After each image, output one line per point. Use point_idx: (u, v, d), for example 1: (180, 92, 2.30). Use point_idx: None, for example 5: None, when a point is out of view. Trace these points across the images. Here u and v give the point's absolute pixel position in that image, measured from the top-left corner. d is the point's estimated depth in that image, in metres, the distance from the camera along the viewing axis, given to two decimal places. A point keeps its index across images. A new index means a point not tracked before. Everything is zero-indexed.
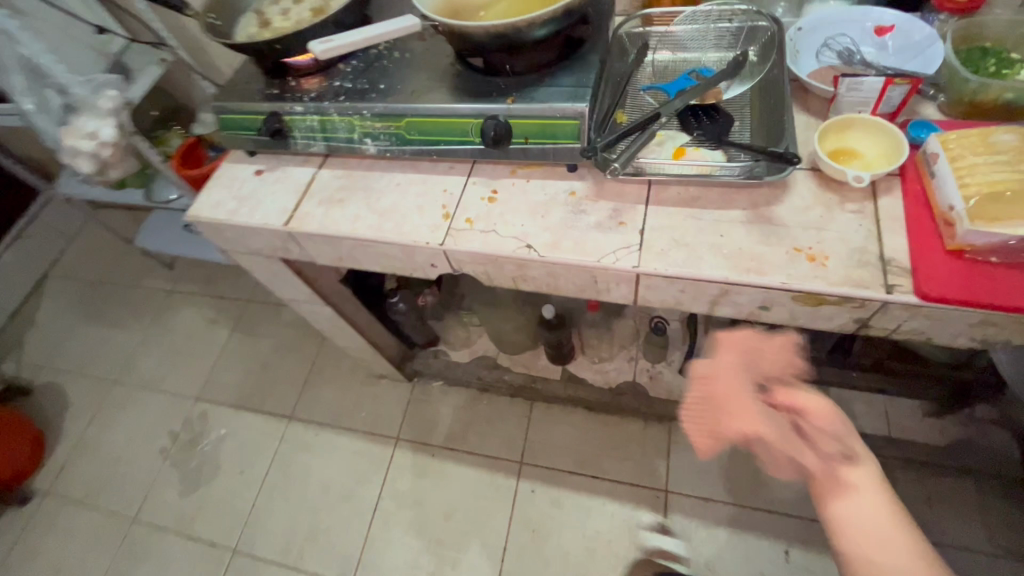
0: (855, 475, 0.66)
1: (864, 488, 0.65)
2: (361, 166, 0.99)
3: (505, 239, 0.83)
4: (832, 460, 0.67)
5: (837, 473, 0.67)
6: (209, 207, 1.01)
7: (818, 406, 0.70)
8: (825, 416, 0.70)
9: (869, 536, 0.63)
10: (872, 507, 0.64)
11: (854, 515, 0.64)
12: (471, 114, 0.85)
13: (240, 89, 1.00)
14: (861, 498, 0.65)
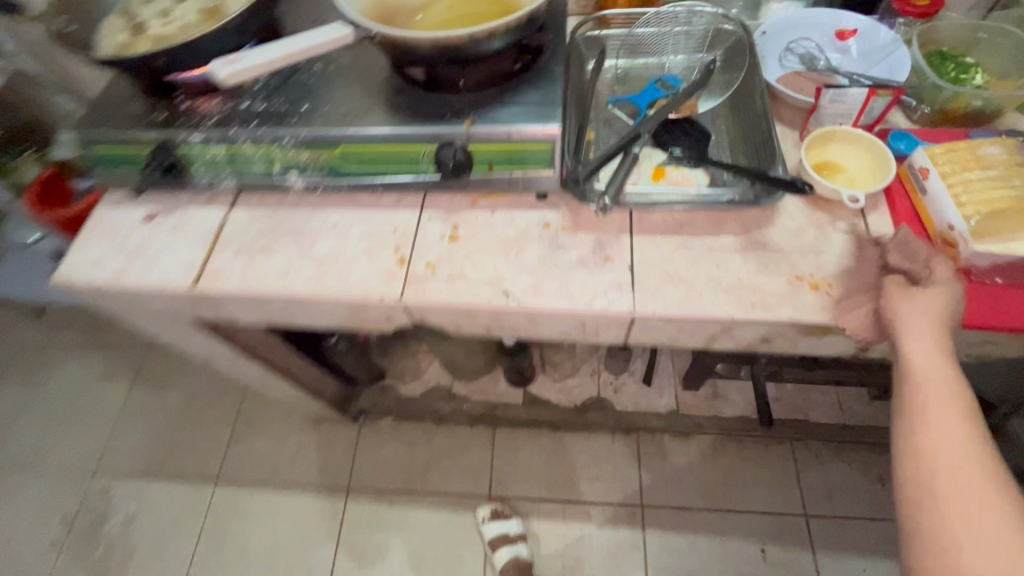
0: (946, 396, 0.55)
1: (955, 411, 0.54)
2: (286, 203, 0.82)
3: (477, 286, 0.72)
4: (931, 375, 0.56)
5: (930, 391, 0.55)
6: (88, 267, 0.80)
7: (934, 314, 0.58)
8: (936, 329, 0.57)
9: (945, 458, 0.52)
10: (959, 430, 0.53)
11: (931, 432, 0.54)
12: (421, 139, 0.72)
13: (114, 114, 0.79)
14: (951, 418, 0.54)
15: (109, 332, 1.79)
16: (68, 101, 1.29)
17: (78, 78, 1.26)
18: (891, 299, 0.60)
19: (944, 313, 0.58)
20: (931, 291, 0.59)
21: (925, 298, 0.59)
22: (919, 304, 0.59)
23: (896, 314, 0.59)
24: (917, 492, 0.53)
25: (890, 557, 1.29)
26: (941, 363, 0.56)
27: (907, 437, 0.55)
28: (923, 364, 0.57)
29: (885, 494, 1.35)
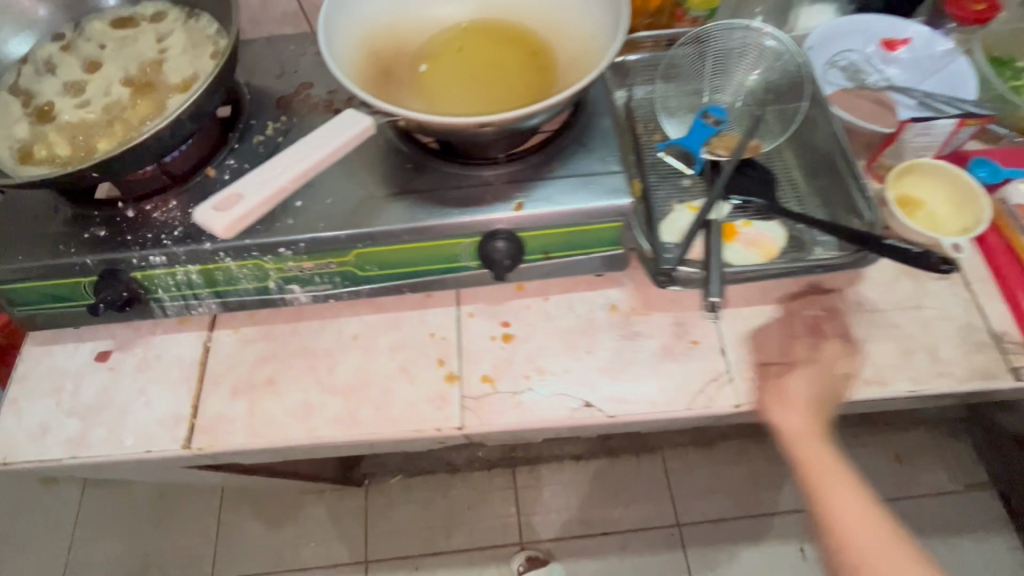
0: (855, 506, 0.50)
1: (871, 517, 0.49)
2: (287, 317, 0.66)
3: (551, 400, 0.60)
4: (827, 483, 0.51)
5: (834, 502, 0.51)
6: (32, 437, 0.61)
7: (809, 403, 0.55)
8: (809, 423, 0.54)
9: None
10: (886, 542, 0.48)
11: (860, 555, 0.48)
12: (460, 233, 0.58)
13: (34, 237, 0.59)
14: (873, 531, 0.49)
15: None
16: None
17: None
18: (776, 390, 0.56)
19: (818, 395, 0.55)
20: (802, 381, 0.55)
21: (794, 390, 0.55)
22: (788, 399, 0.55)
23: (794, 405, 0.55)
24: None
25: (920, 533, 1.31)
26: (833, 464, 0.52)
27: (839, 566, 0.49)
28: (815, 469, 0.52)
29: (902, 472, 1.37)
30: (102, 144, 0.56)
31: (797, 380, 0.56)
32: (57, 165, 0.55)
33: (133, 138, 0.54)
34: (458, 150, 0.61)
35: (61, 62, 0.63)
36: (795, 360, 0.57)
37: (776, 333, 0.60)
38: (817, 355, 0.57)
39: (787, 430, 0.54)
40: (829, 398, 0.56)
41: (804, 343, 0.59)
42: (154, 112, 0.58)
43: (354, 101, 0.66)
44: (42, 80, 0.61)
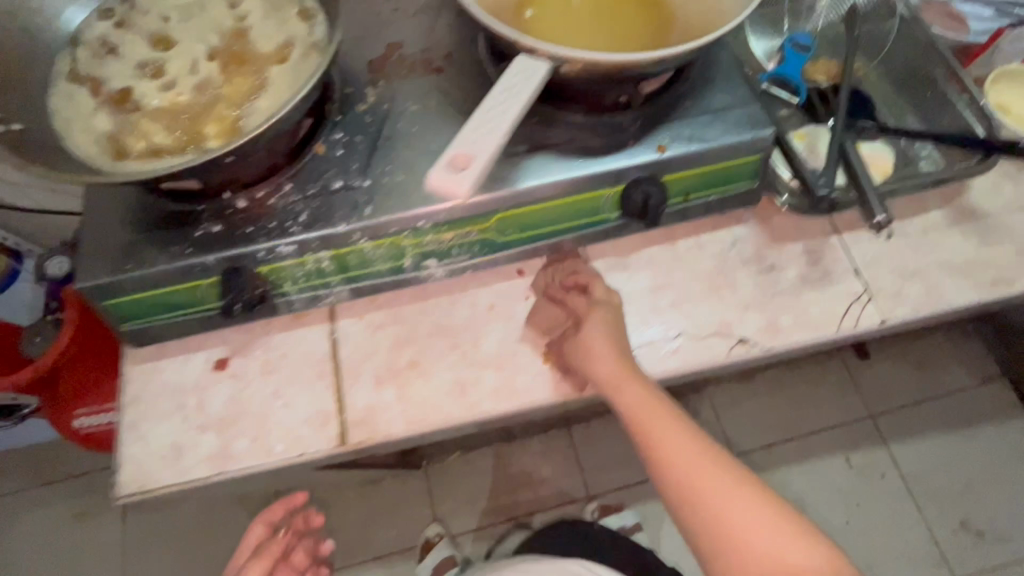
0: (679, 439, 0.53)
1: (690, 448, 0.53)
2: (413, 297, 0.62)
3: (705, 341, 0.60)
4: (649, 422, 0.54)
5: (661, 439, 0.53)
6: (167, 460, 0.56)
7: (606, 351, 0.55)
8: (614, 365, 0.55)
9: (712, 497, 0.51)
10: (706, 466, 0.52)
11: (690, 479, 0.51)
12: (604, 184, 0.55)
13: (139, 242, 0.53)
14: (692, 455, 0.52)
15: (57, 465, 1.37)
16: None
17: None
18: (577, 345, 0.56)
19: (613, 339, 0.56)
20: (592, 331, 0.56)
21: (593, 340, 0.55)
22: (591, 351, 0.55)
23: (594, 357, 0.55)
24: (710, 548, 0.50)
25: (950, 428, 1.41)
26: (652, 403, 0.54)
27: (671, 495, 0.53)
28: (637, 413, 0.54)
29: (928, 375, 1.45)
30: (209, 128, 0.50)
31: (588, 328, 0.56)
32: (162, 156, 0.49)
33: (257, 122, 0.49)
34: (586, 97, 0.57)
35: (120, 40, 0.55)
36: (587, 309, 0.58)
37: (571, 280, 0.60)
38: (606, 299, 0.58)
39: (603, 380, 0.55)
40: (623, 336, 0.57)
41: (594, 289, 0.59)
42: (256, 86, 0.51)
43: (454, 56, 0.61)
44: (105, 63, 0.54)
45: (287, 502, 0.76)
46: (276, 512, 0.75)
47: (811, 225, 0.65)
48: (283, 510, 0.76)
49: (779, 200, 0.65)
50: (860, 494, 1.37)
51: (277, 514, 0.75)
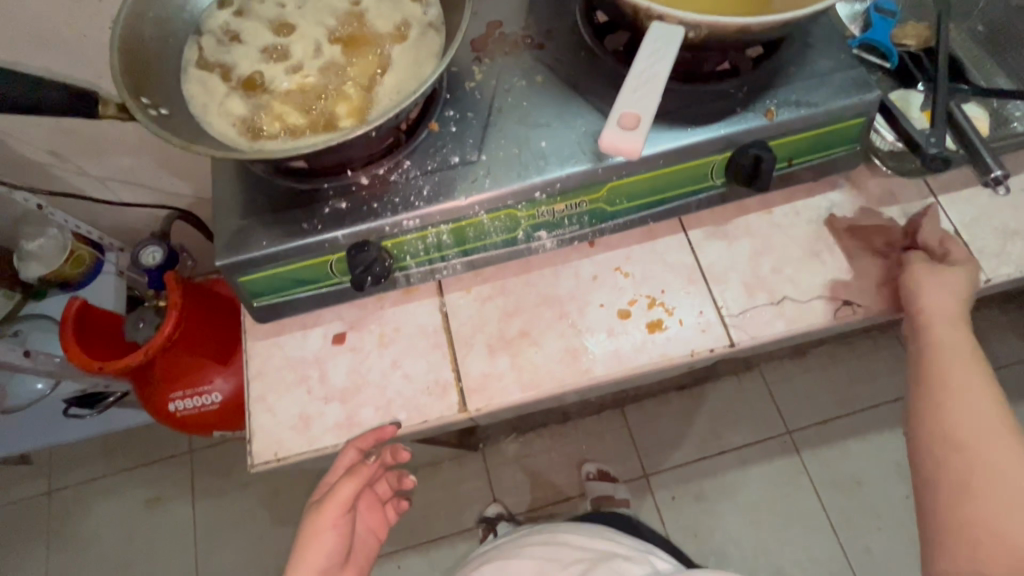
0: (980, 397, 0.49)
1: (986, 410, 0.49)
2: (517, 269, 0.64)
3: (812, 304, 0.61)
4: (950, 368, 0.51)
5: (959, 387, 0.50)
6: (295, 429, 0.59)
7: (943, 296, 0.55)
8: (950, 315, 0.54)
9: (979, 456, 0.47)
10: (992, 432, 0.48)
11: (961, 431, 0.49)
12: (711, 151, 0.56)
13: (269, 220, 0.55)
14: (985, 415, 0.49)
15: (130, 451, 1.42)
16: (27, 196, 0.93)
17: (40, 168, 0.90)
18: (913, 276, 0.57)
19: (954, 296, 0.55)
20: (940, 276, 0.56)
21: (932, 289, 0.55)
22: (922, 289, 0.55)
23: (928, 294, 0.55)
24: (944, 502, 0.48)
25: None
26: (965, 355, 0.52)
27: (928, 437, 0.50)
28: (943, 355, 0.52)
29: None
30: (341, 108, 0.52)
31: (934, 272, 0.56)
32: (299, 135, 0.51)
33: (390, 101, 0.51)
34: (689, 67, 0.58)
35: (242, 28, 0.57)
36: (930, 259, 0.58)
37: (928, 245, 0.60)
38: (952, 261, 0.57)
39: (921, 314, 0.55)
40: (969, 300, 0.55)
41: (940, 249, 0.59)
42: (379, 65, 0.54)
43: (553, 33, 0.62)
44: (230, 51, 0.56)
45: (380, 429, 0.57)
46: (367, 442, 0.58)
47: (907, 188, 0.65)
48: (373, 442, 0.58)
49: (878, 161, 0.66)
50: None
51: (369, 441, 0.56)
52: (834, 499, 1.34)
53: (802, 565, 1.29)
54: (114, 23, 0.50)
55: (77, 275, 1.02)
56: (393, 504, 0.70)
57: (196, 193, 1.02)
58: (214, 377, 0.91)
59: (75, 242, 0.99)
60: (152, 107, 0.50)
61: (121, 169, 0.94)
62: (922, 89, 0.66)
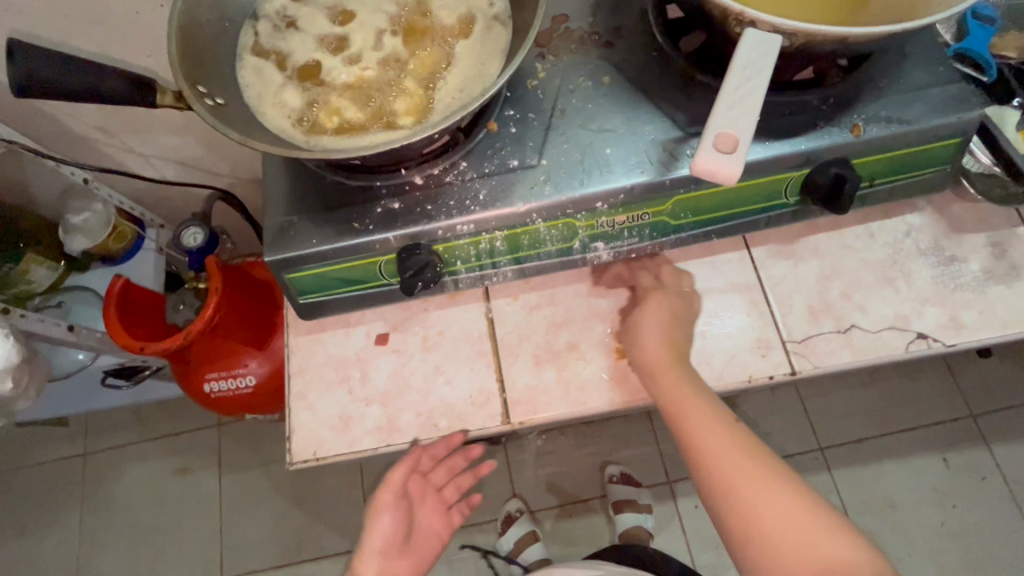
0: (713, 428, 0.51)
1: (724, 437, 0.50)
2: (569, 278, 0.61)
3: (882, 335, 0.57)
4: (684, 407, 0.52)
5: (697, 429, 0.51)
6: (335, 430, 0.58)
7: (656, 333, 0.54)
8: (661, 347, 0.54)
9: (747, 494, 0.48)
10: (739, 458, 0.50)
11: (725, 470, 0.49)
12: (791, 167, 0.53)
13: (320, 217, 0.54)
14: (726, 444, 0.50)
15: (163, 420, 1.46)
16: (75, 170, 0.94)
17: (86, 142, 0.90)
18: (633, 326, 0.56)
19: (667, 324, 0.55)
20: (650, 311, 0.56)
21: (648, 324, 0.55)
22: (643, 336, 0.55)
23: (645, 338, 0.55)
24: (747, 551, 0.48)
25: None
26: (690, 392, 0.52)
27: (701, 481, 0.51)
28: (671, 397, 0.52)
29: None
30: (400, 105, 0.50)
31: (643, 310, 0.56)
32: (355, 131, 0.49)
33: (452, 102, 0.49)
34: (772, 75, 0.54)
35: (300, 15, 0.55)
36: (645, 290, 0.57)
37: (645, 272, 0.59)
38: (665, 284, 0.58)
39: (646, 365, 0.54)
40: (680, 321, 0.56)
41: (652, 272, 0.59)
42: (441, 60, 0.51)
43: (621, 30, 0.58)
44: (287, 38, 0.54)
45: (450, 437, 0.57)
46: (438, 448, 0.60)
47: (994, 217, 0.60)
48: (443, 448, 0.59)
49: (968, 185, 0.61)
50: (958, 497, 1.25)
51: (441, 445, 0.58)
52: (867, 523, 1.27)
53: None
54: (172, 6, 0.48)
55: (123, 243, 1.02)
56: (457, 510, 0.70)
57: (236, 174, 1.01)
58: (249, 361, 0.92)
59: (118, 216, 0.99)
60: (208, 96, 0.48)
61: (165, 147, 0.93)
62: (1019, 107, 0.60)
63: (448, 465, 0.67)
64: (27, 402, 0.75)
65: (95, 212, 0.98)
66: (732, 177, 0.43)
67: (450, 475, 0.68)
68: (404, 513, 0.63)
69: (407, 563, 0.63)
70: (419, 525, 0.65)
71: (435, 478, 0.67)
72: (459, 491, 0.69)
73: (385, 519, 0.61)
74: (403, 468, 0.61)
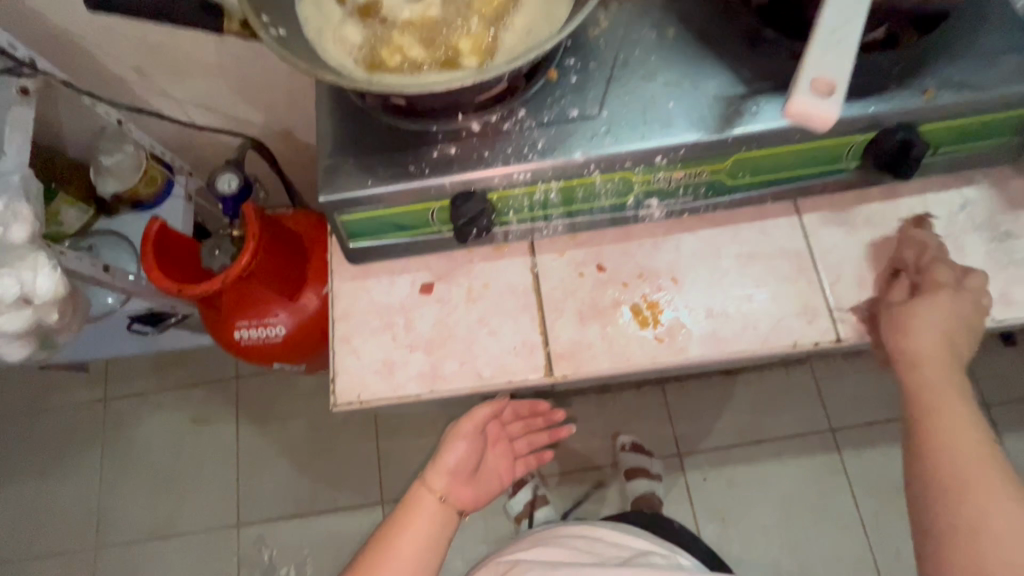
0: (972, 439, 0.48)
1: (978, 452, 0.48)
2: (615, 236, 0.61)
3: None
4: (943, 405, 0.50)
5: (947, 429, 0.49)
6: (379, 374, 0.59)
7: (934, 330, 0.52)
8: (940, 348, 0.51)
9: (988, 519, 0.45)
10: (990, 480, 0.46)
11: (964, 475, 0.47)
12: (855, 130, 0.51)
13: (374, 159, 0.53)
14: (981, 459, 0.47)
15: (182, 369, 1.48)
16: (108, 109, 0.91)
17: (119, 81, 0.89)
18: (901, 314, 0.53)
19: (947, 323, 0.52)
20: (927, 304, 0.52)
21: (924, 318, 0.52)
22: (919, 327, 0.52)
23: (919, 328, 0.52)
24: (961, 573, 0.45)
25: None
26: (955, 396, 0.50)
27: (929, 480, 0.48)
28: (935, 392, 0.50)
29: None
30: (464, 45, 0.49)
31: (920, 302, 0.53)
32: (418, 71, 0.48)
33: (520, 45, 0.48)
34: None
35: None
36: (928, 283, 0.54)
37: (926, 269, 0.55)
38: (960, 287, 0.53)
39: (910, 356, 0.52)
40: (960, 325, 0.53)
41: (948, 269, 0.55)
42: (508, 2, 0.50)
43: None
44: None
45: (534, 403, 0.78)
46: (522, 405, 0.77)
47: None
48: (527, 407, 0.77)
49: None
50: None
51: (526, 405, 0.77)
52: (872, 503, 1.29)
53: (828, 560, 1.26)
54: None
55: (152, 189, 1.01)
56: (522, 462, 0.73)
57: (267, 123, 1.00)
58: (280, 311, 0.93)
59: (148, 160, 0.98)
60: (271, 26, 0.47)
61: (198, 90, 0.92)
62: None
63: (523, 421, 0.76)
64: (69, 335, 0.79)
65: (127, 156, 0.97)
66: (830, 120, 0.41)
67: (523, 431, 0.76)
68: (479, 445, 0.66)
69: (470, 491, 0.63)
70: (486, 460, 0.68)
71: (511, 429, 0.75)
72: (528, 448, 0.75)
73: (463, 443, 0.64)
74: (490, 406, 0.66)
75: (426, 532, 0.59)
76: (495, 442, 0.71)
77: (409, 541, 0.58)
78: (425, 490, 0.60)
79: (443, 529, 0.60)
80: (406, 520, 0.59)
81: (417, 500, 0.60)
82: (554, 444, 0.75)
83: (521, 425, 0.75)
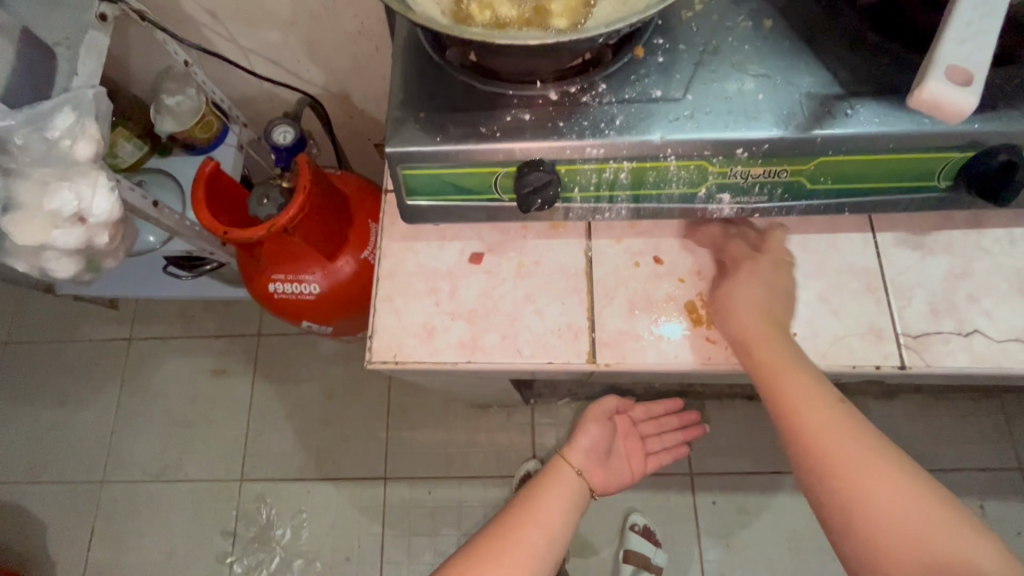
0: (816, 401, 0.48)
1: (828, 411, 0.47)
2: (674, 230, 0.59)
3: (1005, 346, 0.53)
4: (782, 373, 0.49)
5: (795, 398, 0.48)
6: (419, 337, 0.57)
7: (748, 305, 0.53)
8: (756, 322, 0.52)
9: (859, 480, 0.44)
10: (849, 437, 0.46)
11: (824, 442, 0.46)
12: (958, 145, 0.48)
13: (445, 117, 0.52)
14: (830, 418, 0.47)
15: (206, 320, 1.50)
16: (178, 49, 0.90)
17: (191, 22, 0.89)
18: (722, 296, 0.54)
19: (762, 297, 0.53)
20: (743, 281, 0.54)
21: (736, 294, 0.53)
22: (735, 308, 0.53)
23: (732, 306, 0.53)
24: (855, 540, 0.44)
25: None
26: (788, 359, 0.50)
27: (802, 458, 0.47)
28: (770, 364, 0.50)
29: None
30: (556, 7, 0.48)
31: (737, 280, 0.54)
32: (505, 28, 0.47)
33: (614, 15, 0.47)
34: None
35: None
36: (738, 261, 0.55)
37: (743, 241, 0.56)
38: (760, 253, 0.55)
39: (739, 337, 0.52)
40: (775, 294, 0.54)
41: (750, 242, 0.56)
42: None
43: None
44: None
45: (668, 405, 0.92)
46: (656, 408, 0.91)
47: None
48: (659, 409, 0.91)
49: None
50: None
51: (659, 407, 0.92)
52: None
53: None
54: None
55: (207, 136, 1.01)
56: (651, 458, 0.86)
57: (327, 83, 1.00)
58: (315, 269, 0.92)
59: (208, 107, 0.98)
60: None
61: (264, 41, 0.92)
62: None
63: (656, 421, 0.91)
64: (114, 260, 0.84)
65: (189, 98, 0.98)
66: (962, 111, 0.39)
67: (653, 430, 0.90)
68: (607, 430, 0.79)
69: (603, 472, 0.76)
70: (616, 448, 0.82)
71: (640, 429, 0.89)
72: (656, 447, 0.89)
73: (598, 426, 0.78)
74: (614, 398, 0.82)
75: (575, 487, 0.68)
76: (625, 434, 0.86)
77: (562, 492, 0.67)
78: (564, 462, 0.71)
79: (581, 498, 0.68)
80: (554, 480, 0.68)
81: (560, 468, 0.70)
82: (682, 446, 0.90)
83: (654, 428, 0.90)
